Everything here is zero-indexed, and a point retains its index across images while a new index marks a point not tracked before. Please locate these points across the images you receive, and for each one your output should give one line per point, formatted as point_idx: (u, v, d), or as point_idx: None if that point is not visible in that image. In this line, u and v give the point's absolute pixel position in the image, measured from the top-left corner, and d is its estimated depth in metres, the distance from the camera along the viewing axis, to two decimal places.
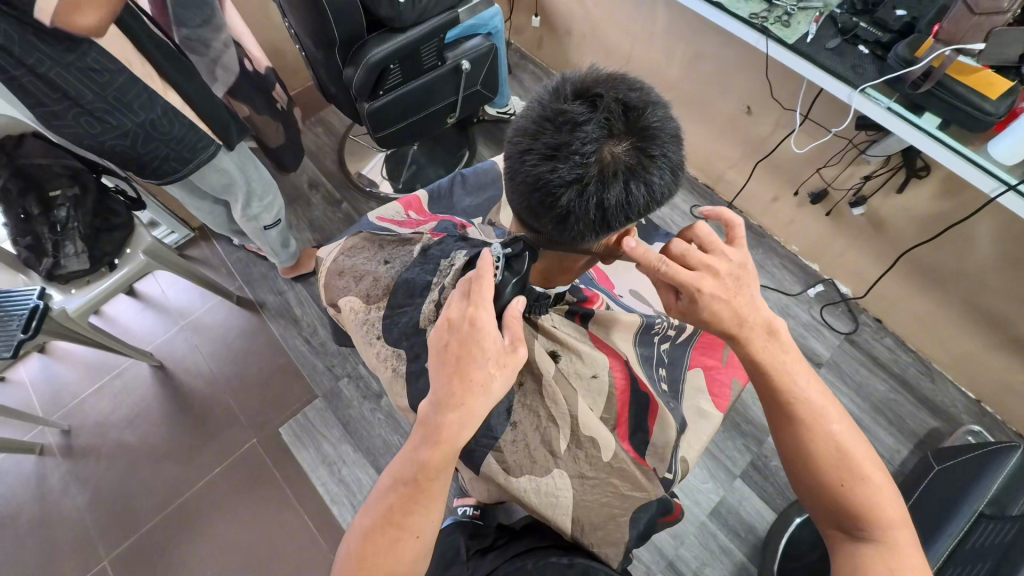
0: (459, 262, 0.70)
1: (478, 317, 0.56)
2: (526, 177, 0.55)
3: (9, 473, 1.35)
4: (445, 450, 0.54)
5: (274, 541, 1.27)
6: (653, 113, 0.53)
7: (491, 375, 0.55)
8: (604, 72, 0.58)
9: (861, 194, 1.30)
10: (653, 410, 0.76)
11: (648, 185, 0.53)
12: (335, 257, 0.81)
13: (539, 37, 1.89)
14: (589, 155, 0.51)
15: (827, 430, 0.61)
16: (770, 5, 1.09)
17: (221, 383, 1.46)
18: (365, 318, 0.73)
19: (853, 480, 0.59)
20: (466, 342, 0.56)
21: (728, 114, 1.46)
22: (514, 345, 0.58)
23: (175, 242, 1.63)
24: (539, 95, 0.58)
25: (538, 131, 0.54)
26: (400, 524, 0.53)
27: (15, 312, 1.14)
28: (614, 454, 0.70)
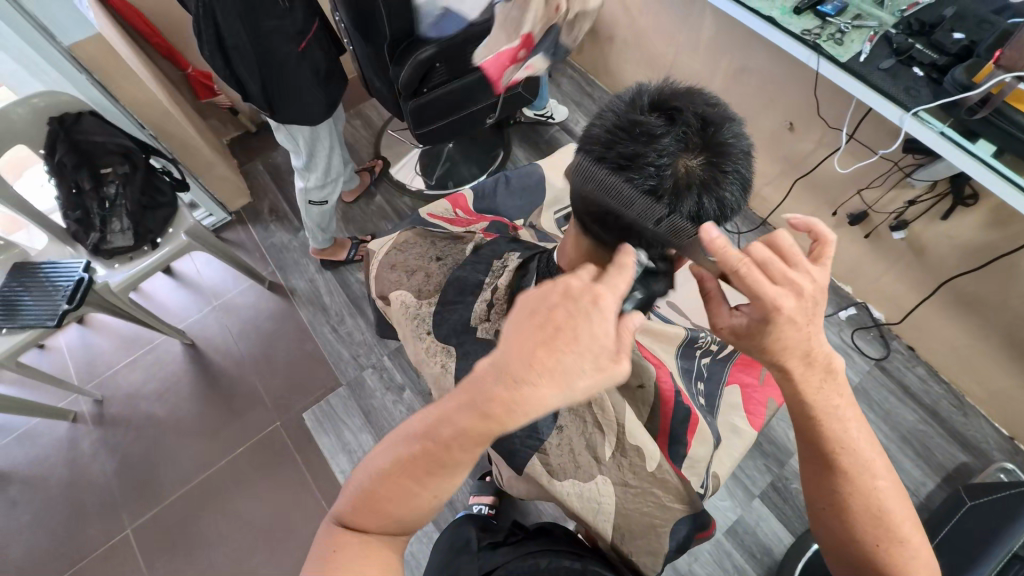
0: (513, 264, 0.73)
1: (602, 295, 0.45)
2: (596, 185, 0.56)
3: (43, 436, 1.40)
4: (487, 423, 0.44)
5: (292, 523, 1.30)
6: (729, 129, 0.53)
7: (581, 370, 0.44)
8: (679, 85, 0.58)
9: (903, 218, 1.27)
10: (692, 424, 0.75)
11: (720, 201, 0.53)
12: (386, 251, 0.81)
13: (580, 41, 1.89)
14: (664, 168, 0.51)
15: (873, 485, 0.56)
16: (823, 22, 1.07)
17: (250, 364, 1.49)
18: (416, 312, 0.74)
19: (891, 539, 0.55)
20: (573, 321, 0.44)
21: (770, 129, 1.44)
22: (619, 355, 0.46)
23: (212, 224, 1.68)
24: (610, 104, 0.58)
25: (612, 140, 0.54)
26: (421, 479, 0.47)
27: (61, 284, 1.19)
28: (658, 465, 0.70)
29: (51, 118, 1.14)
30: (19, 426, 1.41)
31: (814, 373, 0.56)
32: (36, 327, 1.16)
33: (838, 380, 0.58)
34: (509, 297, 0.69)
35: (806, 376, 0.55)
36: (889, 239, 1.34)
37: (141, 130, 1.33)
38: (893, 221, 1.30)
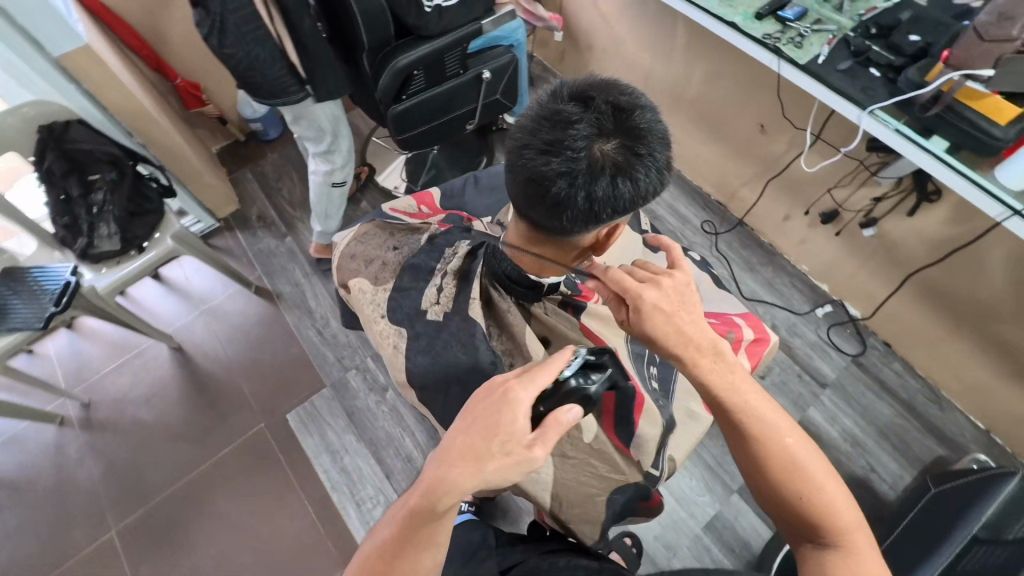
0: (462, 250, 0.74)
1: (513, 387, 0.49)
2: (523, 171, 0.58)
3: (30, 441, 1.42)
4: (434, 507, 0.46)
5: (275, 523, 1.31)
6: (642, 116, 0.55)
7: (492, 452, 0.46)
8: (602, 78, 0.61)
9: (872, 216, 1.31)
10: (638, 403, 0.71)
11: (636, 182, 0.55)
12: (347, 243, 0.81)
13: (561, 50, 1.94)
14: (580, 151, 0.53)
15: (781, 442, 0.55)
16: (784, 26, 1.10)
17: (237, 367, 1.51)
18: (373, 298, 0.73)
19: (812, 493, 0.54)
20: (491, 408, 0.48)
21: (743, 131, 1.48)
22: (530, 445, 0.46)
23: (201, 231, 1.71)
24: (539, 98, 0.62)
25: (535, 128, 0.57)
26: (391, 567, 0.46)
27: (48, 288, 1.21)
28: (594, 437, 0.69)
29: (41, 126, 1.18)
30: (8, 430, 1.43)
31: (702, 358, 0.58)
32: (25, 330, 1.19)
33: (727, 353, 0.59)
34: (458, 280, 0.71)
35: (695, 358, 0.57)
36: (860, 237, 1.37)
37: (130, 138, 1.37)
38: (863, 219, 1.33)
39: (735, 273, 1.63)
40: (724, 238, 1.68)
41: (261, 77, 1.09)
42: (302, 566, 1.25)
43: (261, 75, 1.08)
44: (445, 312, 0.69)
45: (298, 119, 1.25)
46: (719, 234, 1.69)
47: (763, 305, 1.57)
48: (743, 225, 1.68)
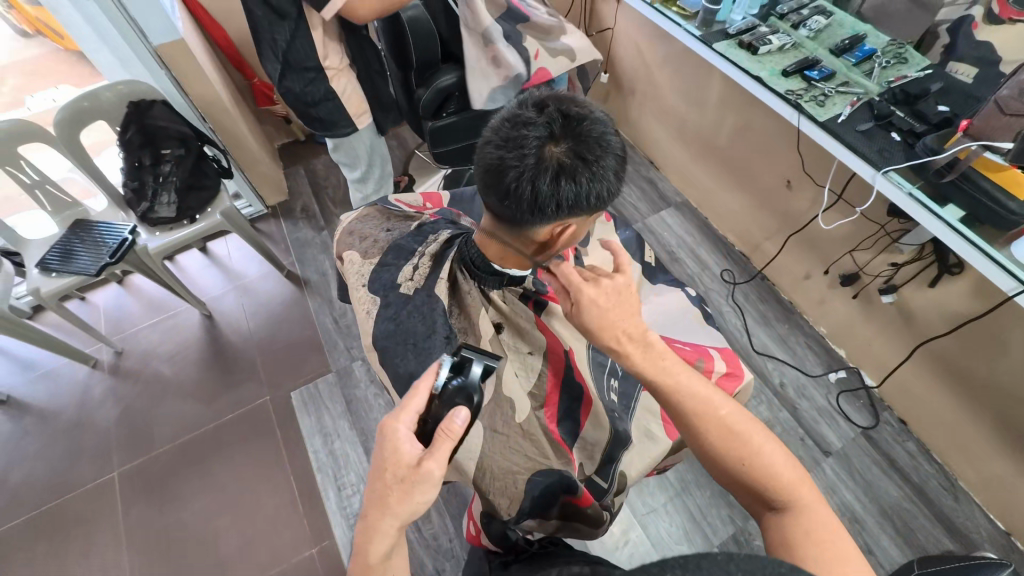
0: (443, 236, 0.78)
1: (394, 422, 0.51)
2: (483, 165, 0.63)
3: (66, 378, 1.56)
4: (363, 561, 0.47)
5: (257, 493, 1.36)
6: (594, 126, 0.59)
7: (389, 486, 0.48)
8: (573, 94, 0.66)
9: (892, 282, 1.27)
10: (586, 404, 0.73)
11: (581, 185, 0.58)
12: (349, 221, 0.85)
13: (606, 92, 2.04)
14: (529, 148, 0.57)
15: (715, 413, 0.56)
16: (809, 85, 1.13)
17: (254, 341, 1.62)
18: (359, 270, 0.77)
19: (750, 454, 0.53)
20: (380, 454, 0.50)
21: (769, 184, 1.49)
22: (422, 462, 0.48)
23: (250, 214, 1.87)
24: (512, 105, 0.67)
25: (498, 127, 0.62)
26: None
27: (108, 242, 1.37)
28: (528, 419, 0.66)
29: (131, 102, 1.34)
30: (50, 366, 1.59)
31: (633, 347, 0.61)
32: (79, 274, 1.34)
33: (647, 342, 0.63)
34: (434, 261, 0.73)
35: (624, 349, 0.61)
36: (879, 303, 1.34)
37: (202, 123, 1.55)
38: (883, 283, 1.30)
39: (750, 325, 1.58)
40: (742, 288, 1.66)
41: (321, 112, 1.30)
42: (272, 538, 1.29)
43: (318, 113, 1.31)
44: (416, 288, 0.71)
45: (338, 147, 1.43)
46: (737, 284, 1.66)
47: (773, 361, 1.52)
48: (763, 278, 1.66)
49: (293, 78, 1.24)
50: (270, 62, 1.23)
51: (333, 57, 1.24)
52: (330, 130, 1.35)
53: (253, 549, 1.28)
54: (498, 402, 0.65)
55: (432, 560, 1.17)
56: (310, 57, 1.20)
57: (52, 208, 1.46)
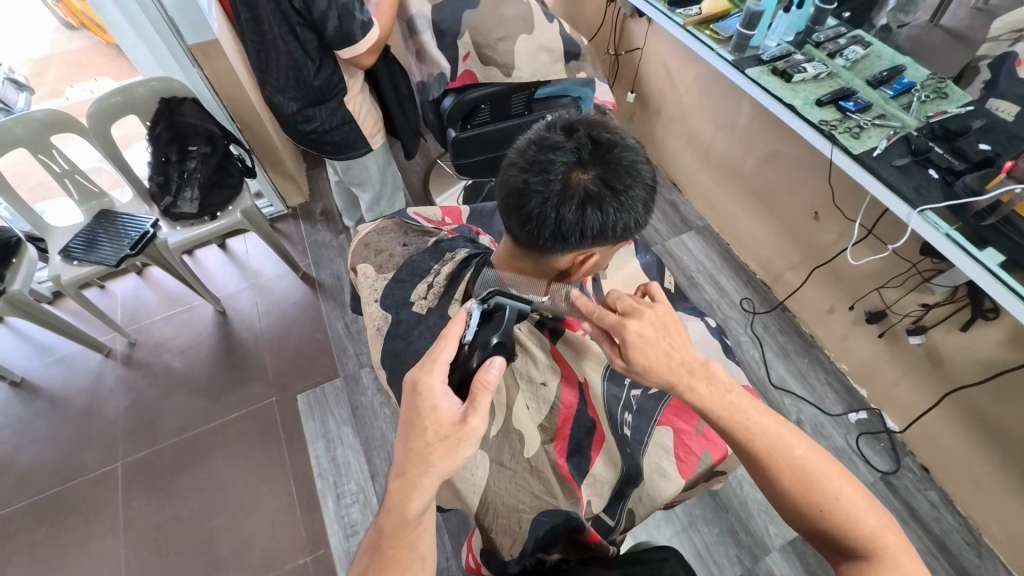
0: (459, 255, 0.75)
1: (428, 380, 0.52)
2: (506, 186, 0.61)
3: (79, 365, 1.58)
4: (398, 516, 0.50)
5: (256, 494, 1.34)
6: (624, 154, 0.57)
7: (430, 445, 0.50)
8: (600, 117, 0.64)
9: (921, 323, 1.22)
10: (597, 438, 0.70)
11: (607, 215, 0.57)
12: (366, 232, 0.84)
13: (632, 112, 2.03)
14: (556, 174, 0.56)
15: (788, 454, 0.57)
16: (844, 116, 1.10)
17: (265, 341, 1.62)
18: (371, 284, 0.76)
19: (828, 502, 0.55)
20: (414, 410, 0.51)
21: (796, 214, 1.45)
22: (467, 417, 0.50)
23: (271, 214, 1.88)
24: (538, 126, 0.65)
25: (524, 150, 0.60)
26: None
27: (130, 233, 1.39)
28: (537, 454, 0.64)
29: (161, 98, 1.36)
30: (65, 351, 1.61)
31: (698, 381, 0.60)
32: (100, 264, 1.35)
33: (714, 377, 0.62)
34: (448, 281, 0.70)
35: (689, 384, 0.60)
36: (905, 344, 1.28)
37: (230, 122, 1.57)
38: (911, 324, 1.25)
39: (768, 357, 1.53)
40: (762, 317, 1.60)
41: (340, 135, 1.29)
42: (269, 542, 1.27)
43: (334, 138, 1.30)
44: (428, 309, 0.69)
45: (349, 167, 1.42)
46: (757, 313, 1.61)
47: (791, 397, 1.46)
48: (785, 309, 1.60)
49: (317, 110, 1.22)
50: (287, 96, 1.20)
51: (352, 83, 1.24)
52: (349, 151, 1.35)
53: (249, 552, 1.26)
54: (506, 434, 0.63)
55: None
56: (333, 88, 1.20)
57: (79, 197, 1.47)
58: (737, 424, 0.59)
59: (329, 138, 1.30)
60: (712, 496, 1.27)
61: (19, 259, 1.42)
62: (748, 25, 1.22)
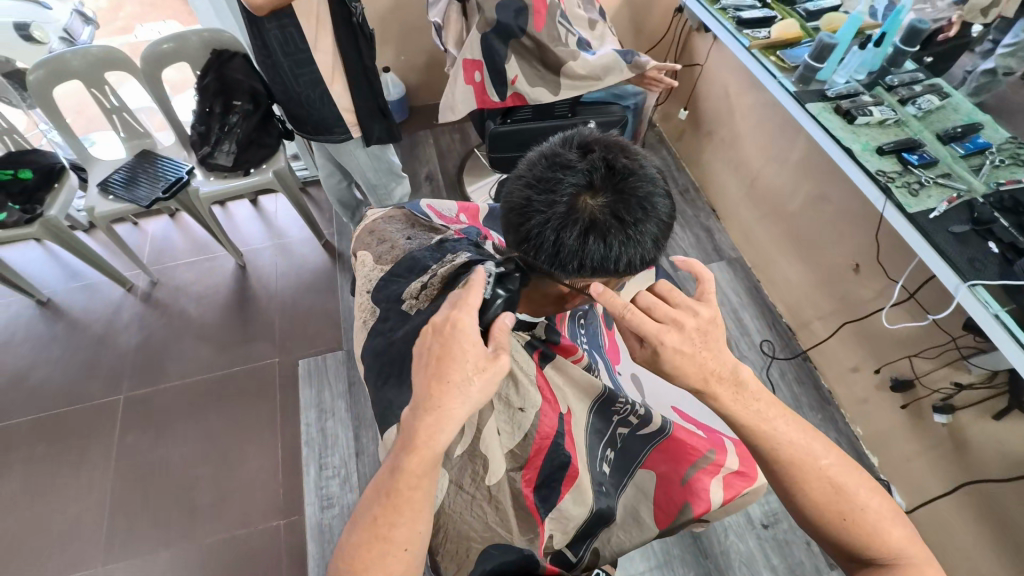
0: (460, 259, 0.71)
1: (461, 320, 0.53)
2: (510, 198, 0.59)
3: (102, 295, 1.64)
4: (424, 457, 0.50)
5: (243, 449, 1.37)
6: (638, 186, 0.54)
7: (468, 377, 0.51)
8: (624, 138, 0.61)
9: (950, 402, 1.14)
10: (570, 476, 0.66)
11: (610, 247, 0.53)
12: (375, 219, 0.84)
13: (682, 129, 1.96)
14: (561, 196, 0.53)
15: (817, 465, 0.57)
16: (904, 168, 1.02)
17: (278, 301, 1.64)
18: (368, 273, 0.77)
19: (853, 513, 0.56)
20: (448, 345, 0.52)
21: (834, 265, 1.38)
22: (497, 353, 0.53)
23: (304, 177, 1.90)
24: (556, 139, 0.63)
25: (535, 164, 0.58)
26: (391, 526, 0.49)
27: (165, 176, 1.43)
28: (498, 482, 0.62)
29: (214, 49, 1.38)
30: (92, 279, 1.67)
31: (722, 388, 0.58)
32: (133, 204, 1.40)
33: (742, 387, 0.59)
34: (442, 284, 0.67)
35: (714, 390, 0.58)
36: (930, 422, 1.19)
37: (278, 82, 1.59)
38: (938, 401, 1.16)
39: None
40: (781, 363, 1.52)
41: (320, 113, 1.18)
42: (247, 499, 1.29)
43: (313, 115, 1.19)
44: (418, 310, 0.68)
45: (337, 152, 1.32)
46: (776, 358, 1.52)
47: None
48: (807, 359, 1.52)
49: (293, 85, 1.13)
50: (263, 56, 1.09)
51: (325, 59, 1.09)
52: (333, 131, 1.22)
53: (227, 505, 1.29)
54: (472, 456, 0.61)
55: None
56: (303, 60, 1.09)
57: (125, 135, 1.53)
58: (764, 434, 0.58)
59: (307, 111, 1.18)
60: (692, 539, 1.20)
61: (60, 185, 1.48)
62: (816, 57, 1.15)
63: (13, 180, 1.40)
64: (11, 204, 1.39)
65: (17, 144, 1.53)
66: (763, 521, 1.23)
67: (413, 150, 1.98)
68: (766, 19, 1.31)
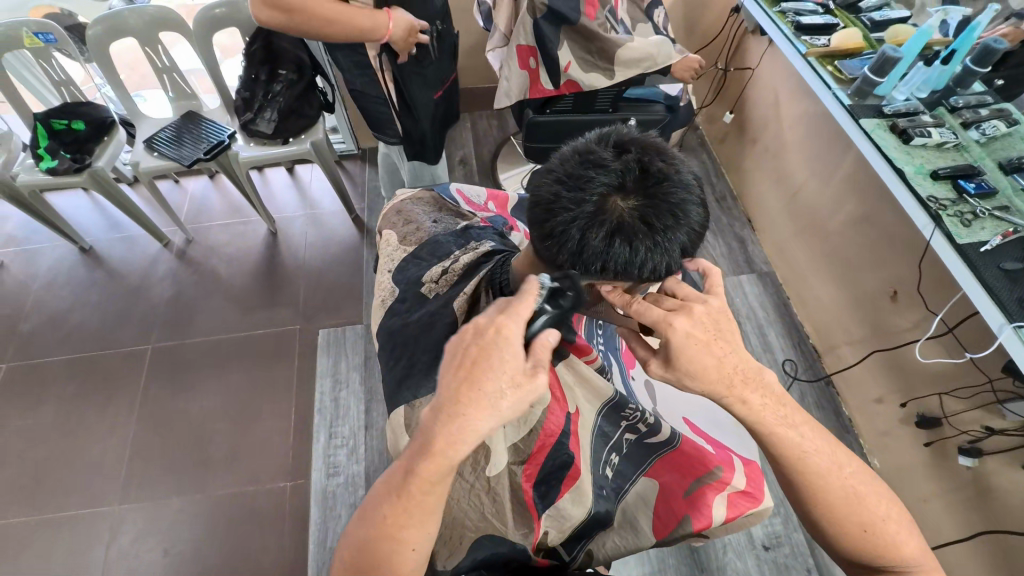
0: (483, 248, 0.71)
1: (506, 326, 0.49)
2: (538, 193, 0.57)
3: (140, 248, 1.70)
4: (439, 465, 0.48)
5: (259, 409, 1.41)
6: (671, 192, 0.53)
7: (502, 392, 0.47)
8: (662, 141, 0.59)
9: (978, 445, 1.09)
10: (570, 479, 0.65)
11: (635, 252, 0.52)
12: (402, 198, 0.85)
13: (726, 133, 1.90)
14: (591, 195, 0.52)
15: (841, 476, 0.56)
16: (959, 197, 0.96)
17: (305, 270, 1.67)
18: (391, 252, 0.77)
19: (873, 523, 0.55)
20: (485, 351, 0.48)
21: (870, 290, 1.32)
22: (536, 370, 0.49)
23: (341, 150, 1.93)
24: (589, 136, 0.62)
25: (567, 160, 0.57)
26: (400, 526, 0.49)
27: (207, 139, 1.47)
28: (498, 475, 0.62)
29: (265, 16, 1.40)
30: (131, 232, 1.74)
31: (751, 392, 0.56)
32: (176, 162, 1.44)
33: (769, 393, 0.57)
34: (463, 274, 0.68)
35: (743, 396, 0.55)
36: (952, 464, 1.14)
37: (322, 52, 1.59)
38: (965, 443, 1.11)
39: None
40: (802, 384, 1.48)
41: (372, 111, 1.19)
42: (258, 458, 1.34)
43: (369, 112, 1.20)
44: (435, 294, 0.68)
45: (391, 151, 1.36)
46: (797, 379, 1.48)
47: None
48: (830, 383, 1.47)
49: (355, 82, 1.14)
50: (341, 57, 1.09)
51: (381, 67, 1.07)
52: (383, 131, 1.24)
53: (239, 461, 1.33)
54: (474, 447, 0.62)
55: None
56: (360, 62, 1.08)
57: (174, 94, 1.57)
58: (777, 443, 0.56)
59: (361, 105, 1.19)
60: (689, 550, 1.19)
61: (109, 138, 1.54)
62: (877, 70, 1.10)
63: (66, 129, 1.48)
64: (63, 152, 1.47)
65: (72, 96, 1.57)
66: (765, 543, 1.21)
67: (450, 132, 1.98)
68: (827, 26, 1.25)
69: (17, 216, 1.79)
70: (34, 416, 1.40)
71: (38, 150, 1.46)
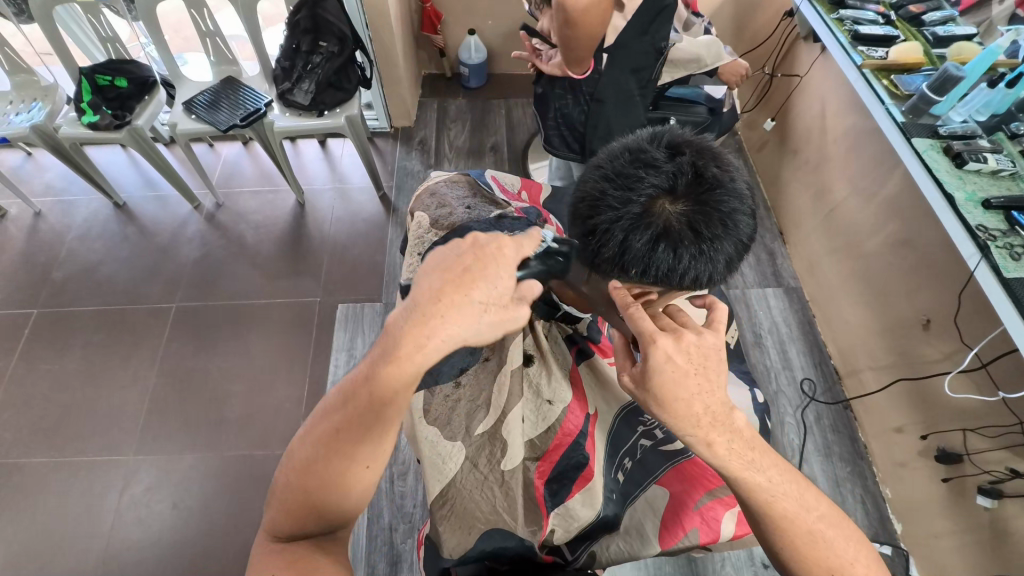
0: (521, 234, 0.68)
1: (506, 244, 0.47)
2: (584, 189, 0.56)
3: (172, 209, 1.73)
4: (404, 371, 0.44)
5: (275, 376, 1.43)
6: (722, 200, 0.51)
7: (485, 307, 0.44)
8: (715, 145, 0.57)
9: (999, 486, 1.06)
10: (581, 480, 0.66)
11: (678, 257, 0.51)
12: (437, 182, 0.84)
13: (767, 141, 1.85)
14: (639, 196, 0.51)
15: (805, 519, 0.53)
16: (1010, 228, 0.91)
17: (328, 242, 1.68)
18: (421, 236, 0.77)
19: (841, 569, 0.52)
20: (481, 259, 0.45)
21: (901, 318, 1.28)
22: (519, 298, 0.47)
23: (374, 127, 1.93)
24: (639, 135, 0.60)
25: (616, 157, 0.56)
26: (353, 445, 0.46)
27: (245, 106, 1.48)
28: (513, 469, 0.63)
29: None
30: (165, 192, 1.77)
31: (718, 435, 0.52)
32: (211, 126, 1.46)
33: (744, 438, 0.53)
34: None
35: (708, 436, 0.51)
36: (970, 503, 1.11)
37: (363, 28, 1.58)
38: (986, 483, 1.08)
39: (807, 449, 1.37)
40: (820, 407, 1.44)
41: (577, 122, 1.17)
42: (270, 424, 1.36)
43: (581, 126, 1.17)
44: None
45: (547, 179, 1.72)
46: (815, 400, 1.45)
47: None
48: (848, 408, 1.43)
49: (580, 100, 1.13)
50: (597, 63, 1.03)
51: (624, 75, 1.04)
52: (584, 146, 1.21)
53: (251, 426, 1.36)
54: (491, 437, 0.63)
55: (390, 515, 1.18)
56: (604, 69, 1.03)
57: (216, 58, 1.58)
58: (742, 483, 0.53)
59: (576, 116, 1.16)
60: (687, 561, 1.18)
61: (150, 98, 1.56)
62: (937, 88, 1.04)
63: (111, 86, 1.50)
64: (105, 108, 1.49)
65: (117, 53, 1.59)
66: (764, 561, 1.19)
67: (482, 118, 1.97)
68: (887, 37, 1.20)
69: (58, 166, 1.83)
70: (61, 363, 1.44)
71: (82, 104, 1.49)
